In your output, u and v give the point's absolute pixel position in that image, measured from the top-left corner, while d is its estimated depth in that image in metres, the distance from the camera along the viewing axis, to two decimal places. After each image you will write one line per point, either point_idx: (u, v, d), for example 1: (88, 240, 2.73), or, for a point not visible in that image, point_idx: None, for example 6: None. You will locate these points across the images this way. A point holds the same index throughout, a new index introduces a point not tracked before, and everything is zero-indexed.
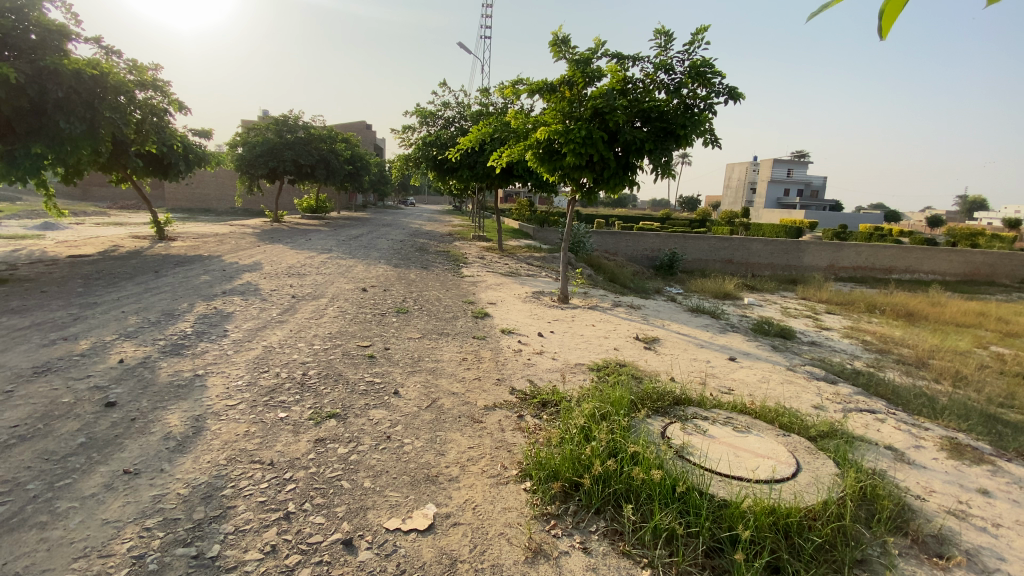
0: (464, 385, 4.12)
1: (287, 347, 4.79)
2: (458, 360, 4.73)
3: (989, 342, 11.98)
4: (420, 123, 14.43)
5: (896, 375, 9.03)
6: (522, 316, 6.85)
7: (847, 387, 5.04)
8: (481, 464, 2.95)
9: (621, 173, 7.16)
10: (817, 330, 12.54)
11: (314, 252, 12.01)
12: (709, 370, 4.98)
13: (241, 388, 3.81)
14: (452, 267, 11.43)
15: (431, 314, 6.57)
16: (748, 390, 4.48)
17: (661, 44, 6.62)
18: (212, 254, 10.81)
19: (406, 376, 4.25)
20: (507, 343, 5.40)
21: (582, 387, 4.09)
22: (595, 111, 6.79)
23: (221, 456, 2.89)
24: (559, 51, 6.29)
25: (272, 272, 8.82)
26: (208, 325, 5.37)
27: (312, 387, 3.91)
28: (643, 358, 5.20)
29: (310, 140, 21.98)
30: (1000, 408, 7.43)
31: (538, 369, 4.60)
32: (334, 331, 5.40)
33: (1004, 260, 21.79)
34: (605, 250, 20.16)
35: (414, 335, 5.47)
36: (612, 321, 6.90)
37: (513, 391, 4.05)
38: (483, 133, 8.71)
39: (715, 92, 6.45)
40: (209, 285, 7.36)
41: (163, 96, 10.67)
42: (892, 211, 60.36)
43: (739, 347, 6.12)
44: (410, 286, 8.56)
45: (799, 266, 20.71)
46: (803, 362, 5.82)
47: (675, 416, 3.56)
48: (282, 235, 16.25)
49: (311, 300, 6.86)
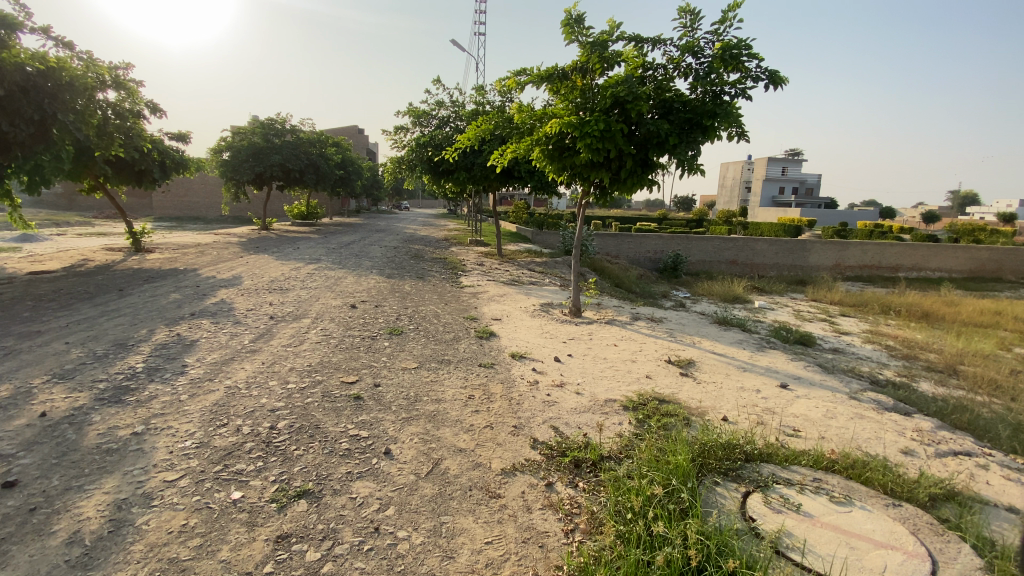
0: (472, 438, 3.27)
1: (256, 388, 3.92)
2: (464, 400, 3.89)
3: (1015, 345, 11.27)
4: (413, 123, 13.60)
5: (932, 386, 8.24)
6: (532, 335, 6.01)
7: (924, 419, 4.22)
8: (506, 572, 2.12)
9: (639, 172, 6.32)
10: (836, 335, 11.77)
11: (301, 263, 11.15)
12: (765, 405, 4.16)
13: (191, 453, 2.97)
14: (450, 276, 10.60)
15: (429, 335, 5.70)
16: (821, 433, 3.67)
17: (685, 24, 5.82)
18: (189, 267, 9.96)
19: (400, 425, 3.40)
20: (519, 373, 4.55)
21: (622, 438, 3.29)
22: (613, 101, 6.00)
23: (140, 572, 2.05)
24: (573, 32, 5.49)
25: (251, 287, 7.98)
26: (166, 359, 4.50)
27: (280, 448, 3.05)
28: (681, 389, 4.38)
29: (298, 144, 21.11)
30: None
31: (562, 411, 3.76)
32: (315, 363, 4.52)
33: (1012, 255, 21.15)
34: (606, 253, 19.29)
35: (410, 365, 4.62)
36: (635, 339, 6.06)
37: (535, 443, 3.24)
38: (482, 129, 7.80)
39: (749, 77, 5.61)
40: (177, 306, 6.48)
41: (131, 97, 9.81)
42: (888, 209, 59.80)
43: (787, 369, 5.29)
44: (404, 300, 7.69)
45: (804, 265, 20.00)
46: (862, 386, 5.00)
47: (753, 482, 2.75)
48: (269, 244, 15.40)
49: (292, 321, 5.99)
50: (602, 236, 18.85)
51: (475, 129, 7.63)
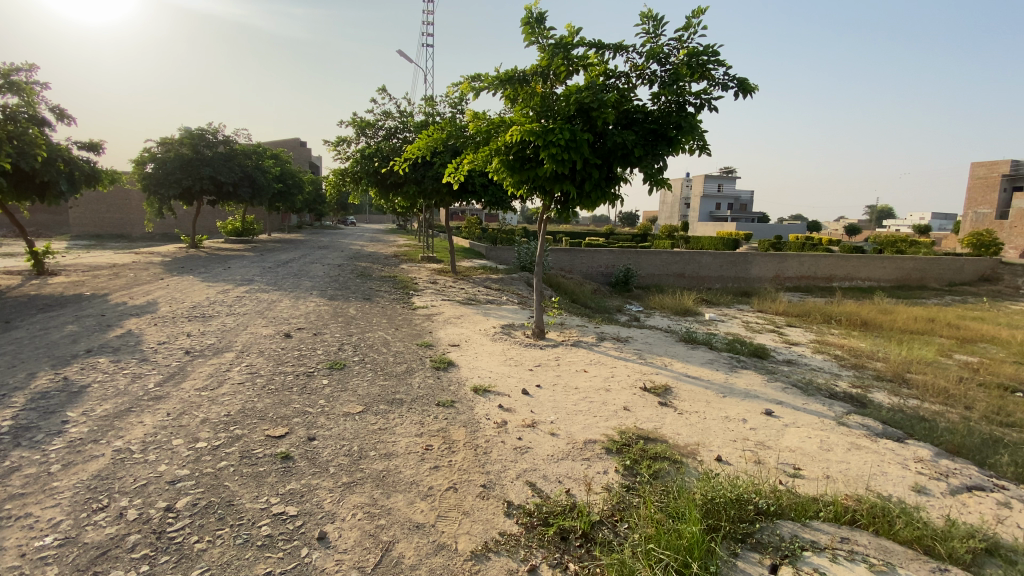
0: (432, 507, 2.64)
1: (154, 451, 3.11)
2: (420, 452, 3.24)
3: (952, 351, 11.76)
4: (357, 134, 12.80)
5: (886, 397, 8.26)
6: (494, 363, 5.41)
7: (919, 447, 3.96)
8: None
9: (603, 185, 5.94)
10: (787, 346, 11.88)
11: (230, 285, 10.07)
12: (755, 438, 3.75)
13: (52, 556, 2.19)
14: (400, 296, 9.87)
15: (377, 369, 4.99)
16: (825, 472, 3.29)
17: (649, 30, 5.51)
18: (96, 292, 8.71)
19: (339, 495, 2.73)
20: (485, 413, 3.92)
21: (613, 494, 2.76)
22: (576, 109, 5.59)
23: None
24: (533, 33, 5.05)
25: (169, 315, 6.96)
26: (41, 413, 3.57)
27: (176, 541, 2.31)
28: (664, 422, 3.92)
29: (231, 156, 19.68)
30: (1006, 432, 6.76)
31: (538, 460, 3.18)
32: (236, 412, 3.73)
33: (932, 265, 22.64)
34: (559, 267, 19.02)
35: (354, 409, 3.90)
36: (606, 363, 5.58)
37: (510, 508, 2.66)
38: (434, 138, 7.15)
39: (716, 85, 5.34)
40: (72, 341, 5.45)
41: (26, 100, 8.56)
42: (815, 224, 63.82)
43: (766, 392, 4.96)
44: (349, 326, 6.92)
45: (747, 277, 20.50)
46: (846, 409, 4.73)
47: (777, 550, 2.28)
48: (197, 263, 14.05)
49: (213, 356, 5.11)
50: (556, 251, 18.57)
51: (427, 138, 7.01)
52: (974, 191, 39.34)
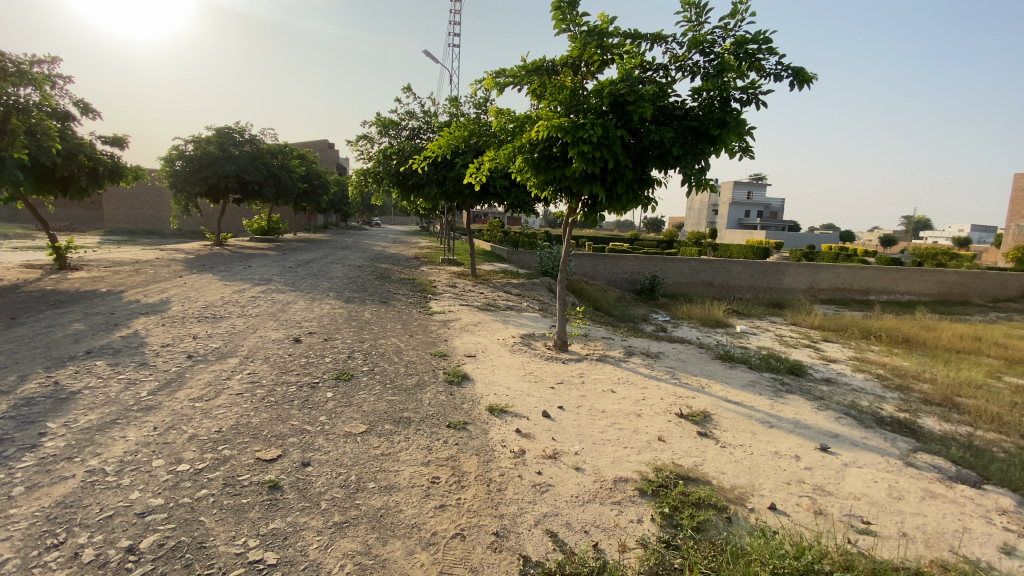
0: (434, 560, 2.24)
1: (130, 474, 2.77)
2: (426, 487, 2.84)
3: (1001, 372, 10.86)
4: (380, 133, 12.57)
5: (937, 423, 7.54)
6: (513, 378, 4.99)
7: (1004, 495, 3.38)
8: None
9: (636, 188, 5.46)
10: (824, 363, 11.14)
11: (246, 284, 9.91)
12: (812, 480, 3.25)
13: None
14: (417, 300, 9.54)
15: (386, 381, 4.62)
16: (900, 528, 2.77)
17: (691, 17, 5.05)
18: (112, 289, 8.61)
19: (328, 538, 2.34)
20: (501, 439, 3.50)
21: (650, 552, 2.31)
22: (610, 103, 5.15)
23: None
24: (564, 19, 4.65)
25: (179, 314, 6.74)
26: (19, 423, 3.28)
27: None
28: (704, 457, 3.44)
29: (257, 155, 19.74)
30: None
31: (562, 503, 2.74)
32: (228, 429, 3.38)
33: (976, 280, 21.36)
34: (582, 273, 18.46)
35: (357, 429, 3.52)
36: (636, 382, 5.10)
37: (526, 566, 2.23)
38: (456, 137, 6.80)
39: (765, 76, 4.83)
40: (74, 341, 5.23)
41: (44, 92, 8.50)
42: (847, 233, 61.68)
43: (817, 423, 4.40)
44: (362, 331, 6.59)
45: (778, 288, 19.62)
46: (910, 445, 4.16)
47: None
48: (219, 261, 14.00)
49: (215, 362, 4.81)
50: (580, 257, 18.02)
51: (447, 137, 6.65)
52: (1019, 203, 37.26)
